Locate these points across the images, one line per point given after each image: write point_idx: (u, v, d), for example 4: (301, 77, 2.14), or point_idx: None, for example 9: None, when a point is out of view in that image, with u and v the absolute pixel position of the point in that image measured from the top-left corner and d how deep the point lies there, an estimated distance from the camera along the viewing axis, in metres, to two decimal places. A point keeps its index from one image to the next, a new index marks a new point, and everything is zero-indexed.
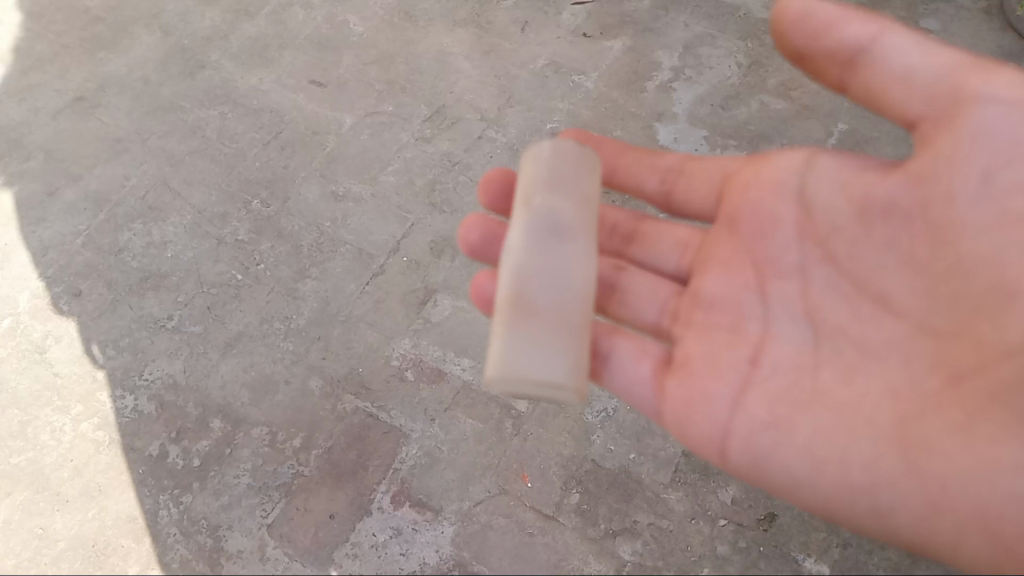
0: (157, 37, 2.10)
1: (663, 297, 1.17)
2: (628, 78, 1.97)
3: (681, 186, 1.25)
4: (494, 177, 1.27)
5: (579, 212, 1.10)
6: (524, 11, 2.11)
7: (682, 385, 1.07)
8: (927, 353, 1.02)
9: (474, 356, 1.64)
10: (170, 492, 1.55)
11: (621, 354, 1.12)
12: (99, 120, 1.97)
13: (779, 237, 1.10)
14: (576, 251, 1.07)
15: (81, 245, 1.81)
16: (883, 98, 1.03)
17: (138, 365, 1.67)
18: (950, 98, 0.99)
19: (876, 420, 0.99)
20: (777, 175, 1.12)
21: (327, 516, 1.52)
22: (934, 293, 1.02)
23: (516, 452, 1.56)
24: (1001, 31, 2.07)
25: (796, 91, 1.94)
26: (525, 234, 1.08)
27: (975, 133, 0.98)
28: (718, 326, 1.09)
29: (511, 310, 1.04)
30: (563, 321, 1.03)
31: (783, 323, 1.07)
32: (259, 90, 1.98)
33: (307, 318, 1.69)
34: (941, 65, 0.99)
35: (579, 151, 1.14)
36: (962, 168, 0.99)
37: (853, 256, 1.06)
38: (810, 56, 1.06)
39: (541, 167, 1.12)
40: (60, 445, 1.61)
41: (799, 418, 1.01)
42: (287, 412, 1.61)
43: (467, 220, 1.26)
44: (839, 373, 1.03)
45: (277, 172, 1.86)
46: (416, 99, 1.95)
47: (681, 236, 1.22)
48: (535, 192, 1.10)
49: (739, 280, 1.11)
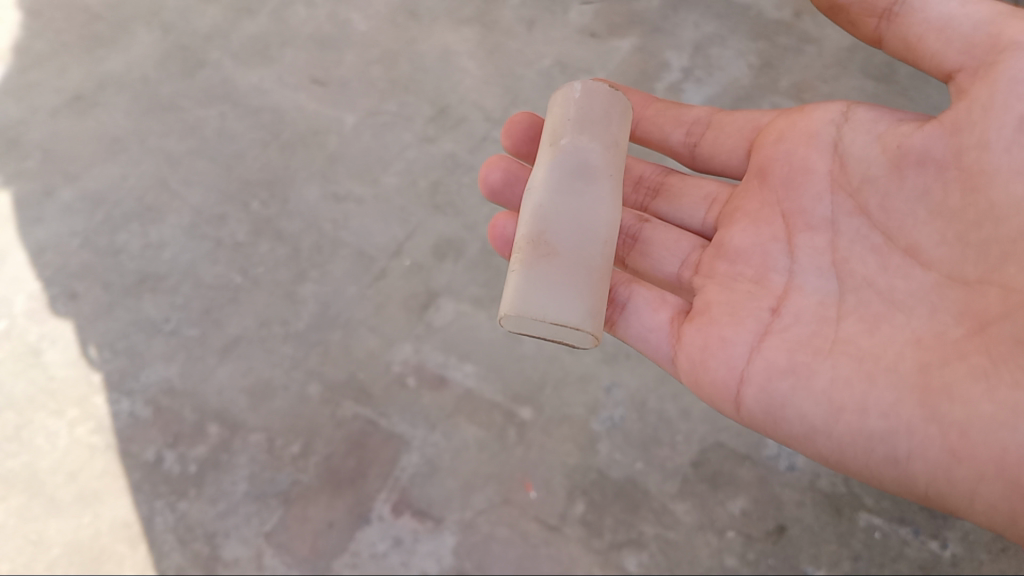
0: (156, 35, 2.05)
1: (684, 252, 1.22)
2: (636, 78, 1.93)
3: (708, 139, 1.31)
4: (519, 121, 1.37)
5: (606, 155, 1.13)
6: (531, 9, 2.07)
7: (700, 333, 1.07)
8: (954, 301, 0.92)
9: (477, 362, 1.60)
10: (166, 499, 1.53)
11: (639, 302, 1.16)
12: (98, 119, 1.93)
13: (811, 189, 1.09)
14: (600, 194, 1.10)
15: (78, 246, 1.77)
16: (920, 48, 1.02)
17: (135, 369, 1.64)
18: (988, 48, 0.96)
19: (897, 367, 0.92)
20: (813, 126, 1.12)
21: (325, 525, 1.49)
22: (964, 241, 0.94)
23: (520, 461, 1.52)
24: None
25: (808, 94, 1.90)
26: (550, 173, 1.11)
27: (1011, 79, 0.92)
28: (741, 277, 1.09)
29: (532, 247, 1.07)
30: (584, 260, 1.06)
31: (810, 274, 1.04)
32: (260, 90, 1.95)
33: (307, 322, 1.66)
34: (980, 14, 0.97)
35: (610, 93, 1.17)
36: (998, 116, 0.93)
37: (884, 208, 1.02)
38: (846, 9, 1.07)
39: (571, 108, 1.16)
40: (54, 451, 1.58)
41: (821, 363, 0.96)
42: (285, 418, 1.58)
43: (490, 160, 1.33)
44: (863, 324, 0.97)
45: (277, 172, 1.82)
46: (420, 99, 1.91)
47: (708, 191, 1.27)
48: (563, 133, 1.14)
49: (768, 232, 1.11)
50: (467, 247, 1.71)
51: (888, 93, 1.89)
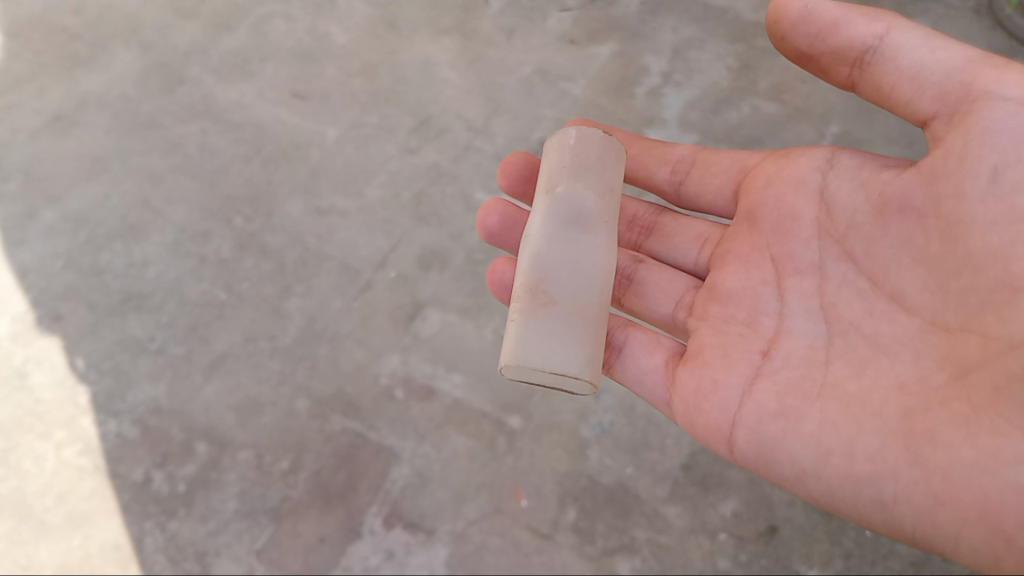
0: (136, 53, 2.04)
1: (678, 292, 1.23)
2: (616, 84, 1.94)
3: (694, 177, 1.33)
4: (514, 162, 1.40)
5: (602, 202, 1.14)
6: (510, 18, 2.07)
7: (693, 375, 1.09)
8: (936, 347, 0.93)
9: (465, 372, 1.60)
10: (156, 519, 1.52)
11: (634, 346, 1.19)
12: (79, 139, 1.93)
13: (798, 234, 1.11)
14: (597, 242, 1.11)
15: (61, 267, 1.76)
16: (894, 95, 1.04)
17: (122, 388, 1.63)
18: (960, 95, 0.97)
19: (882, 412, 0.93)
20: (800, 172, 1.14)
21: (317, 540, 1.49)
22: (944, 288, 0.95)
23: (510, 469, 1.52)
24: (991, 29, 2.05)
25: (787, 94, 1.92)
26: (546, 222, 1.12)
27: (983, 129, 0.94)
28: (733, 320, 1.11)
29: (530, 296, 1.09)
30: (581, 310, 1.08)
31: (800, 318, 1.06)
32: (241, 105, 1.94)
33: (293, 337, 1.65)
34: (951, 61, 0.98)
35: (605, 140, 1.18)
36: (972, 165, 0.94)
37: (869, 254, 1.03)
38: (817, 57, 1.09)
39: (566, 155, 1.16)
40: (42, 474, 1.57)
41: (810, 408, 0.97)
42: (274, 434, 1.57)
43: (488, 203, 1.36)
44: (849, 368, 0.98)
45: (260, 187, 1.82)
46: (401, 110, 1.91)
47: (700, 231, 1.29)
48: (559, 180, 1.14)
49: (758, 275, 1.12)
50: (452, 257, 1.71)
51: None
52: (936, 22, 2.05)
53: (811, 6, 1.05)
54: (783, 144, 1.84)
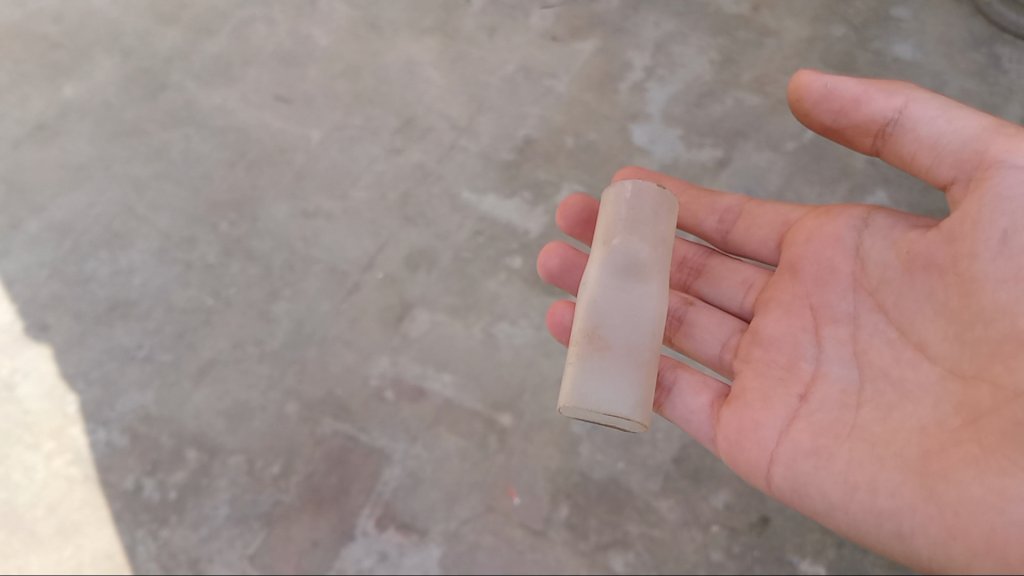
0: (117, 60, 2.03)
1: (724, 334, 1.25)
2: (600, 80, 1.94)
3: (739, 228, 1.35)
4: (573, 204, 1.44)
5: (655, 254, 1.15)
6: (492, 16, 2.06)
7: (736, 416, 1.12)
8: (953, 394, 0.97)
9: (455, 371, 1.60)
10: (148, 527, 1.52)
11: (683, 387, 1.22)
12: (61, 148, 1.91)
13: (835, 286, 1.14)
14: (650, 290, 1.13)
15: (47, 277, 1.75)
16: (915, 163, 1.10)
17: (110, 397, 1.62)
18: (975, 161, 1.03)
19: (902, 452, 0.96)
20: (837, 230, 1.17)
21: (310, 544, 1.49)
22: (961, 338, 1.00)
23: (502, 468, 1.52)
24: (972, 17, 2.06)
25: (770, 86, 1.93)
26: (602, 272, 1.15)
27: (995, 196, 1.00)
28: (774, 363, 1.13)
29: (587, 341, 1.11)
30: (635, 354, 1.10)
31: (835, 363, 1.09)
32: (224, 110, 1.94)
33: (282, 340, 1.64)
34: (967, 130, 1.04)
35: (659, 194, 1.19)
36: (984, 229, 1.00)
37: (898, 306, 1.07)
38: (840, 130, 1.15)
39: (622, 207, 1.18)
40: (33, 484, 1.56)
41: (840, 447, 1.01)
42: (264, 438, 1.56)
43: (548, 247, 1.39)
44: (877, 412, 1.02)
45: (245, 192, 1.81)
46: (385, 110, 1.91)
47: (746, 276, 1.30)
48: (615, 232, 1.16)
49: (798, 322, 1.15)
50: (439, 257, 1.71)
51: None
52: (917, 9, 2.06)
53: (829, 86, 1.12)
54: (767, 137, 1.85)
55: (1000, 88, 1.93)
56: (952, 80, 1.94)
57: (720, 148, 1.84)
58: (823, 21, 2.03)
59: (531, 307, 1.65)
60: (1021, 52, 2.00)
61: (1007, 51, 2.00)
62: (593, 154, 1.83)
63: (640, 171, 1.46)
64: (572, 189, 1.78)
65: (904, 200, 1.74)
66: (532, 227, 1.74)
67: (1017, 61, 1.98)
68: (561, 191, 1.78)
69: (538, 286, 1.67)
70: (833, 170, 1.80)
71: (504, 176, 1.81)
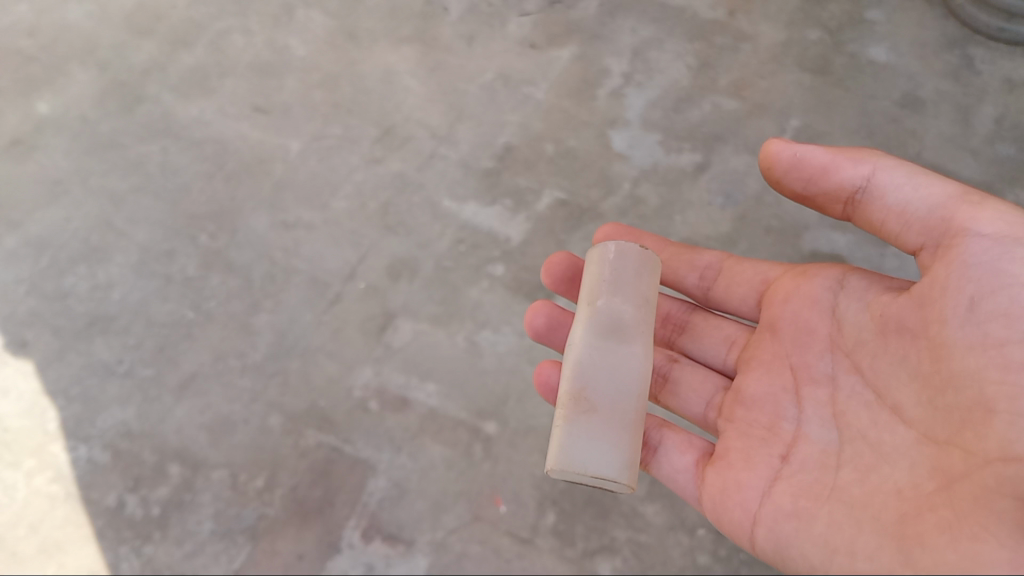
0: (93, 73, 2.02)
1: (708, 392, 1.25)
2: (578, 86, 1.95)
3: (720, 285, 1.35)
4: (556, 262, 1.42)
5: (639, 314, 1.15)
6: (469, 24, 2.07)
7: (719, 476, 1.11)
8: (927, 459, 0.96)
9: (439, 380, 1.60)
10: (131, 544, 1.50)
11: (669, 446, 1.21)
12: (37, 162, 1.89)
13: (813, 346, 1.13)
14: (635, 351, 1.13)
15: (24, 293, 1.73)
16: (885, 229, 1.11)
17: (90, 413, 1.60)
18: (943, 228, 1.04)
19: (880, 515, 0.94)
20: (814, 290, 1.18)
21: (295, 557, 1.48)
22: (934, 403, 0.99)
23: (488, 476, 1.51)
24: (944, 19, 2.09)
25: (747, 91, 1.94)
26: (587, 333, 1.14)
27: (962, 262, 1.00)
28: (756, 423, 1.12)
29: (573, 403, 1.11)
30: (621, 417, 1.10)
31: (815, 424, 1.08)
32: (202, 122, 1.93)
33: (264, 353, 1.63)
34: (933, 198, 1.05)
35: (642, 253, 1.18)
36: (952, 295, 1.00)
37: (874, 368, 1.06)
38: (813, 196, 1.16)
39: (605, 267, 1.18)
40: (13, 504, 1.54)
41: (820, 509, 0.98)
42: (247, 452, 1.55)
43: (533, 305, 1.38)
44: (856, 474, 1.00)
45: (224, 204, 1.80)
46: (364, 120, 1.91)
47: (728, 332, 1.30)
48: (598, 293, 1.16)
49: (779, 382, 1.14)
50: (421, 265, 1.71)
51: (825, 85, 1.95)
52: (890, 12, 2.08)
53: (799, 153, 1.13)
54: (745, 140, 1.86)
55: (973, 89, 1.95)
56: (926, 81, 1.96)
57: (699, 153, 1.85)
58: (798, 25, 2.05)
59: (513, 314, 1.65)
60: (993, 53, 2.02)
61: (980, 52, 2.02)
62: (573, 160, 1.83)
63: (619, 226, 1.45)
64: (553, 195, 1.78)
65: None
66: (513, 234, 1.74)
67: (988, 62, 2.00)
68: (542, 198, 1.78)
69: (521, 293, 1.67)
70: None
71: (484, 184, 1.81)
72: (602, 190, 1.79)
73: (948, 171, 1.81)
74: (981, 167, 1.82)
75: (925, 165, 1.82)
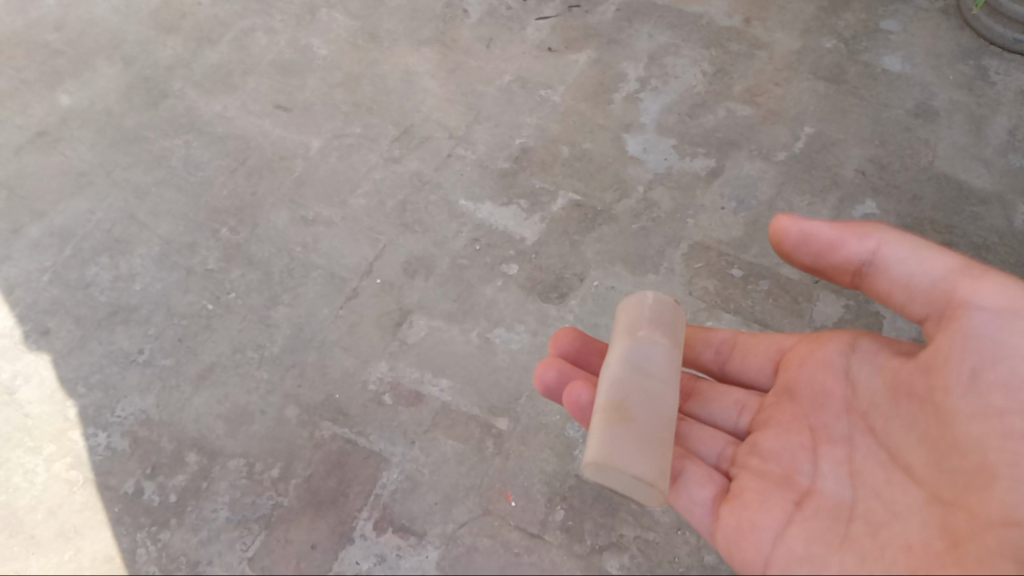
0: (119, 68, 2.07)
1: (721, 443, 1.19)
2: (594, 90, 1.99)
3: (735, 359, 1.33)
4: (564, 335, 1.36)
5: (672, 352, 1.20)
6: (489, 27, 2.14)
7: (733, 514, 1.04)
8: (935, 519, 0.99)
9: (452, 376, 1.62)
10: (147, 530, 1.49)
11: (688, 477, 1.13)
12: (63, 153, 1.93)
13: (829, 408, 1.14)
14: (667, 381, 1.17)
15: (48, 281, 1.76)
16: (890, 299, 1.15)
17: (111, 401, 1.62)
18: (945, 300, 1.10)
19: (894, 567, 0.94)
20: (827, 354, 1.19)
21: (309, 547, 1.47)
22: (940, 466, 1.04)
23: (498, 472, 1.53)
24: (960, 30, 2.13)
25: (761, 97, 1.97)
26: (626, 357, 1.18)
27: (967, 333, 1.07)
28: (770, 472, 1.08)
29: (613, 411, 1.12)
30: (658, 431, 1.11)
31: (831, 479, 1.06)
32: (224, 117, 1.97)
33: (281, 345, 1.66)
34: (936, 271, 1.10)
35: (675, 305, 1.25)
36: (956, 364, 1.06)
37: (886, 431, 1.10)
38: (820, 268, 1.19)
39: (644, 310, 1.22)
40: (32, 488, 1.54)
41: (833, 557, 0.96)
42: (263, 442, 1.56)
43: (545, 361, 1.30)
44: (869, 526, 1.00)
45: (245, 199, 1.84)
46: (383, 119, 1.95)
47: (738, 397, 1.26)
48: (638, 326, 1.21)
49: (795, 438, 1.12)
50: (437, 263, 1.74)
51: (838, 93, 1.98)
52: (904, 23, 2.13)
53: (807, 230, 1.16)
54: (758, 146, 1.89)
55: (987, 99, 1.97)
56: (940, 91, 1.98)
57: (713, 157, 1.87)
58: (812, 34, 2.10)
59: (527, 312, 1.67)
60: (1007, 64, 2.05)
61: (994, 63, 2.05)
62: (588, 163, 1.86)
63: None
64: (567, 197, 1.81)
65: (892, 209, 1.77)
66: (528, 234, 1.77)
67: (1003, 73, 2.02)
68: (557, 199, 1.81)
69: (535, 291, 1.69)
70: (823, 179, 1.82)
71: (501, 184, 1.84)
72: (616, 193, 1.82)
73: (961, 181, 1.82)
74: (994, 177, 1.83)
75: (936, 174, 1.83)
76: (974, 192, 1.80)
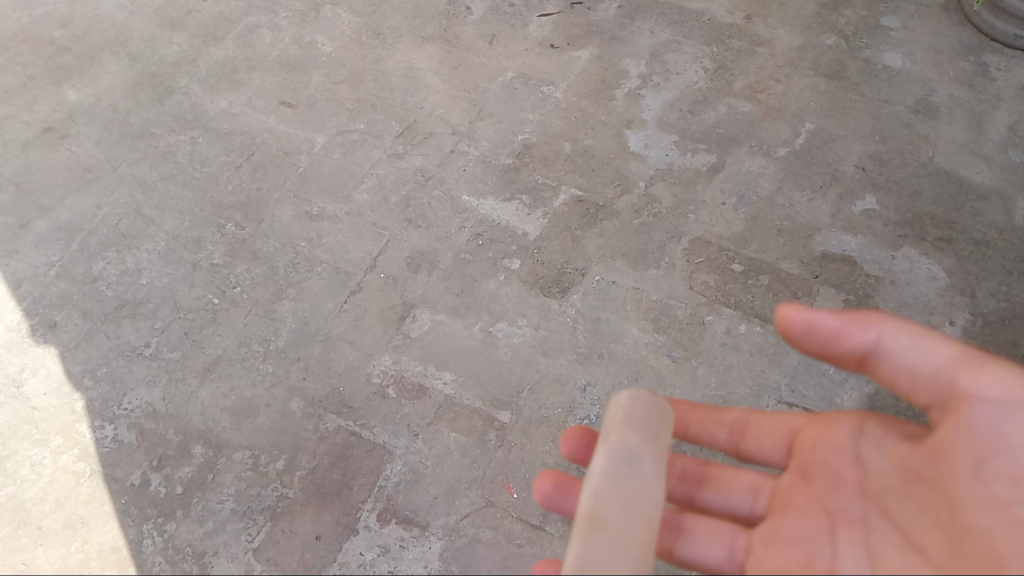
0: (124, 64, 2.09)
1: (731, 536, 1.09)
2: (596, 87, 2.01)
3: (750, 441, 1.20)
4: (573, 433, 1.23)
5: (655, 452, 1.04)
6: (491, 24, 2.16)
7: None
8: None
9: (455, 369, 1.62)
10: (154, 521, 1.49)
11: None
12: (70, 149, 1.95)
13: (843, 492, 1.07)
14: (650, 478, 1.01)
15: (55, 275, 1.78)
16: (896, 386, 1.07)
17: (118, 394, 1.63)
18: (946, 390, 1.04)
19: None
20: (839, 437, 1.11)
21: (313, 538, 1.46)
22: (951, 550, 1.01)
23: (501, 464, 1.52)
24: (961, 25, 2.14)
25: (762, 94, 1.99)
26: (601, 465, 1.02)
27: (971, 425, 1.02)
28: (790, 564, 1.01)
29: (585, 526, 0.97)
30: (635, 540, 0.96)
31: (848, 563, 1.01)
32: (229, 114, 1.99)
33: (286, 339, 1.68)
34: (938, 360, 1.03)
35: (655, 399, 1.09)
36: (961, 455, 1.02)
37: (898, 513, 1.05)
38: (835, 356, 1.08)
39: (617, 410, 1.08)
40: (40, 479, 1.55)
41: None
42: (269, 434, 1.57)
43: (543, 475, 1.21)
44: None
45: (250, 195, 1.86)
46: (387, 116, 1.97)
47: (754, 482, 1.16)
48: (612, 429, 1.05)
49: (812, 525, 1.05)
50: (441, 258, 1.76)
51: (839, 89, 1.99)
52: (905, 19, 2.15)
53: (812, 320, 1.05)
54: (759, 142, 1.90)
55: (988, 95, 1.98)
56: (941, 87, 2.00)
57: (714, 154, 1.89)
58: (813, 31, 2.12)
59: (529, 306, 1.68)
60: (1008, 60, 2.06)
61: (995, 59, 2.06)
62: (590, 159, 1.88)
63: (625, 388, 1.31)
64: (569, 192, 1.83)
65: (892, 205, 1.79)
66: (531, 229, 1.78)
67: (1004, 70, 2.03)
68: (559, 194, 1.83)
69: (536, 287, 1.71)
70: (824, 176, 1.84)
71: (504, 180, 1.85)
72: (617, 189, 1.83)
73: (960, 177, 1.83)
74: (994, 173, 1.84)
75: (936, 170, 1.84)
76: (974, 187, 1.81)
